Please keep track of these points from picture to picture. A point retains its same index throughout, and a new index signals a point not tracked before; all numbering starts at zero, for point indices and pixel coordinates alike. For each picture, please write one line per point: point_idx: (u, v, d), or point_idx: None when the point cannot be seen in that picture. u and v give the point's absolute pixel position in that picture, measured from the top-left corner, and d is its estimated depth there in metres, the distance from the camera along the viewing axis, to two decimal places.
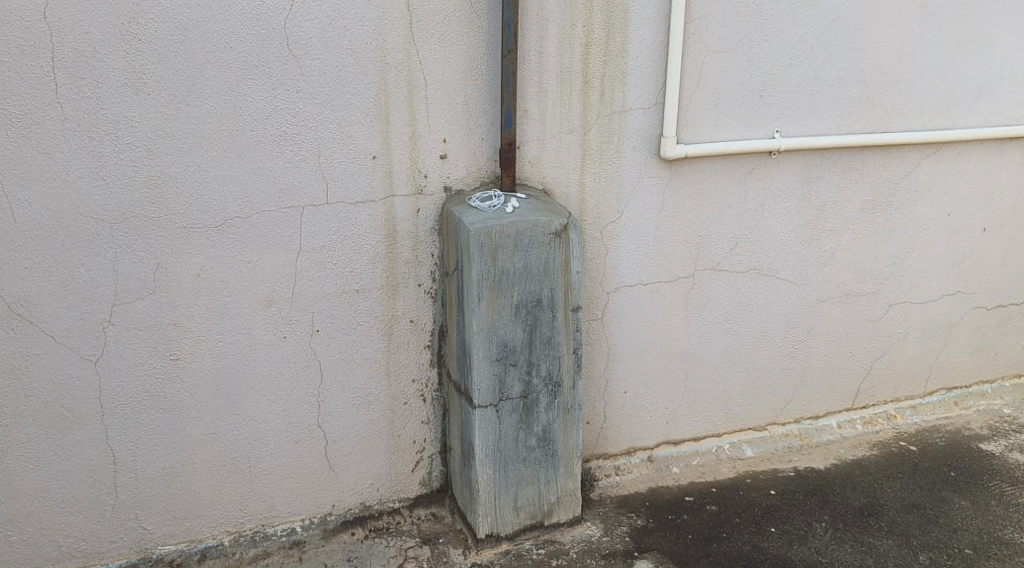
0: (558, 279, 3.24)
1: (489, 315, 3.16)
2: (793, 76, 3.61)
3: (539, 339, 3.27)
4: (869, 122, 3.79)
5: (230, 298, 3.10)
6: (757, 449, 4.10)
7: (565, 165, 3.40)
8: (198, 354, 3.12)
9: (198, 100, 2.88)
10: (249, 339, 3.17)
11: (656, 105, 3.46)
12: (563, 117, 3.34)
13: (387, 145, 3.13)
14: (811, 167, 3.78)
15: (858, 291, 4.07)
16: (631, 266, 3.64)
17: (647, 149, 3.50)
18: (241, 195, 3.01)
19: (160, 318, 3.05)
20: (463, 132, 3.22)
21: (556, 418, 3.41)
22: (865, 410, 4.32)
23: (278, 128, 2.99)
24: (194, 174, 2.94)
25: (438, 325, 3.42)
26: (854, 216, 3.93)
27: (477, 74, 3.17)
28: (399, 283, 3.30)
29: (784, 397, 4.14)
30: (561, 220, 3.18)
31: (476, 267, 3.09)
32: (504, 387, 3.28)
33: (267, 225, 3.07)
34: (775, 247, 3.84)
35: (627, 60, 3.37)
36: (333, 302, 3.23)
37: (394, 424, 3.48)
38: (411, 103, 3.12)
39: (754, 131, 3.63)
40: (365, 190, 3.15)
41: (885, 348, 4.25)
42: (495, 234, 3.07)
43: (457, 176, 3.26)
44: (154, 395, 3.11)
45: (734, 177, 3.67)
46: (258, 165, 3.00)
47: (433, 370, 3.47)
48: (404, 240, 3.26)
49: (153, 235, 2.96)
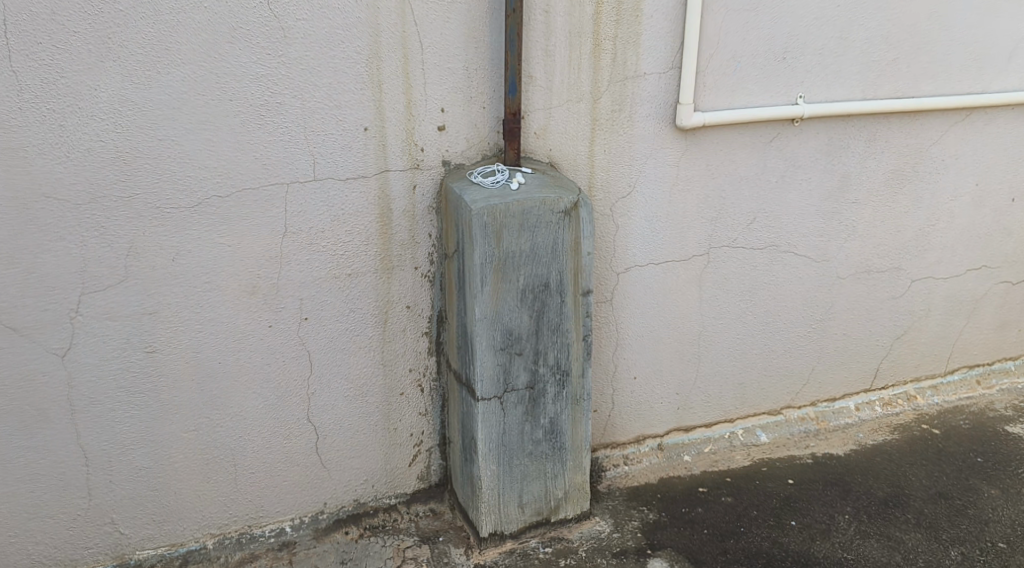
0: (566, 261, 2.98)
1: (492, 301, 2.91)
2: (818, 36, 3.33)
3: (547, 325, 3.03)
4: (897, 87, 3.53)
5: (210, 285, 2.82)
6: (772, 435, 3.89)
7: (573, 136, 3.12)
8: (176, 346, 2.85)
9: (170, 67, 2.58)
10: (232, 328, 2.90)
11: (672, 69, 3.18)
12: (571, 83, 3.05)
13: (380, 115, 2.84)
14: (835, 134, 3.51)
15: (880, 267, 3.84)
16: (643, 244, 3.39)
17: (662, 117, 3.23)
18: (220, 172, 2.72)
19: (134, 308, 2.76)
20: (462, 101, 2.93)
21: (564, 409, 3.17)
22: (883, 391, 4.11)
23: (260, 97, 2.69)
24: (168, 149, 2.65)
25: (436, 311, 3.17)
26: (878, 187, 3.68)
27: (478, 36, 2.87)
28: (393, 266, 3.04)
29: (801, 379, 3.92)
30: (571, 197, 2.91)
31: (479, 250, 2.83)
32: (509, 377, 3.04)
33: (251, 204, 2.78)
34: (795, 221, 3.59)
35: (641, 21, 3.08)
36: (323, 288, 2.97)
37: (390, 417, 3.24)
38: (406, 69, 2.82)
39: (776, 97, 3.36)
40: (357, 165, 2.87)
41: (906, 326, 4.03)
42: (500, 212, 2.82)
43: (456, 148, 2.98)
44: (129, 390, 2.84)
45: (753, 146, 3.40)
46: (239, 138, 2.71)
47: (432, 358, 3.24)
48: (399, 219, 2.99)
49: (125, 217, 2.67)
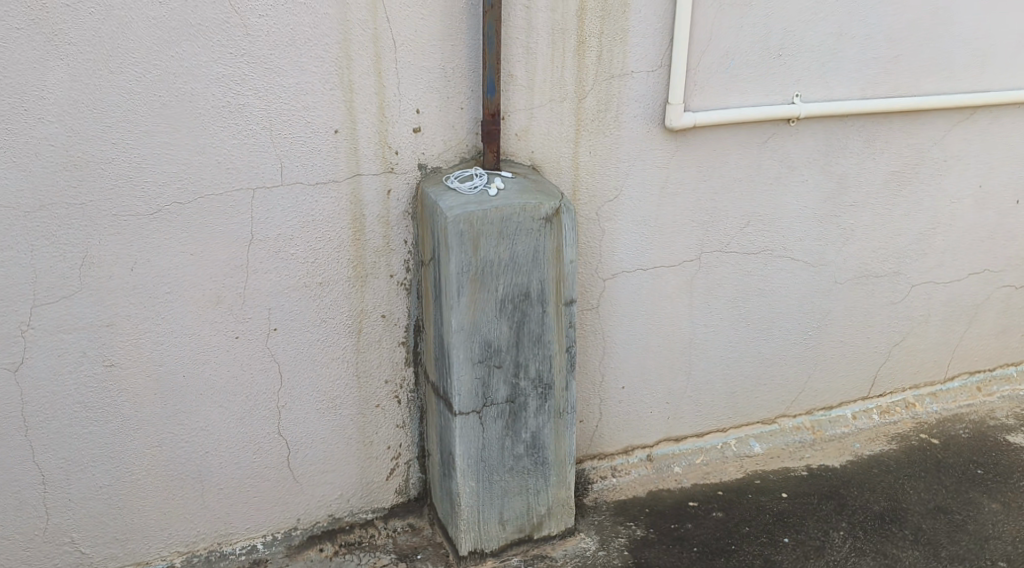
0: (548, 270, 2.84)
1: (469, 312, 2.77)
2: (815, 33, 3.17)
3: (528, 337, 2.89)
4: (898, 85, 3.37)
5: (172, 295, 2.68)
6: (766, 445, 3.76)
7: (557, 138, 2.97)
8: (136, 358, 2.71)
9: (125, 66, 2.43)
10: (196, 340, 2.76)
11: (661, 67, 3.02)
12: (554, 82, 2.90)
13: (351, 117, 2.69)
14: (833, 135, 3.36)
15: (878, 272, 3.70)
16: (630, 250, 3.25)
17: (651, 118, 3.07)
18: (180, 177, 2.57)
19: (90, 320, 2.62)
20: (439, 101, 2.78)
21: (547, 423, 3.04)
22: (881, 399, 3.97)
23: (222, 98, 2.54)
24: (124, 153, 2.50)
25: (413, 320, 3.04)
26: (877, 189, 3.53)
27: (454, 33, 2.72)
28: (367, 274, 2.90)
29: (796, 387, 3.79)
30: (553, 203, 2.77)
31: (455, 259, 2.69)
32: (488, 390, 2.90)
33: (214, 210, 2.64)
34: (790, 225, 3.45)
35: (629, 17, 2.92)
36: (292, 297, 2.82)
37: (365, 430, 3.11)
38: (378, 68, 2.67)
39: (771, 96, 3.20)
40: (327, 169, 2.72)
41: (905, 332, 3.88)
42: (477, 219, 2.67)
43: (432, 151, 2.83)
44: (87, 405, 2.71)
45: (747, 147, 3.25)
46: (199, 141, 2.56)
47: (409, 369, 3.10)
48: (372, 225, 2.84)
49: (79, 225, 2.53)
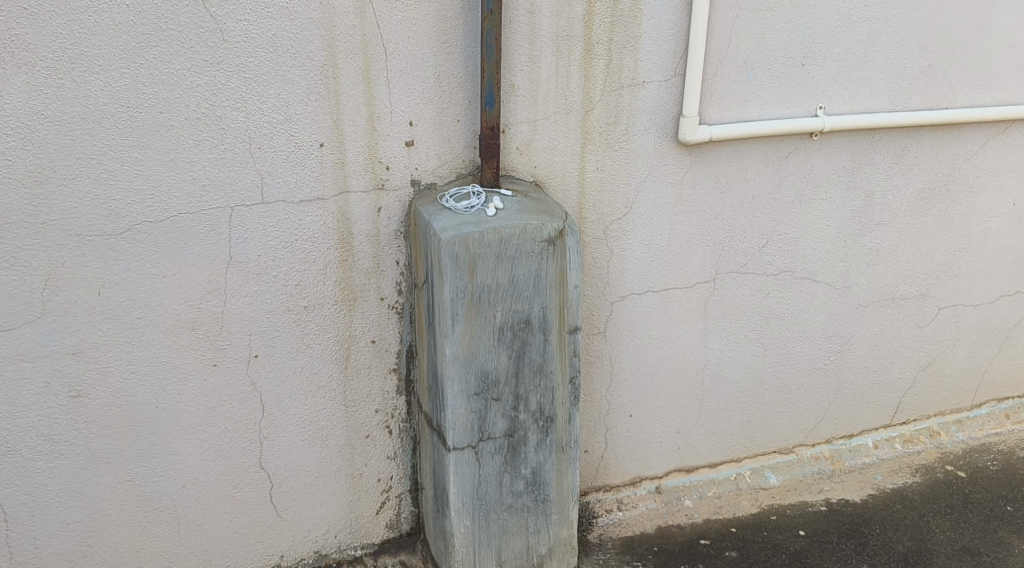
0: (551, 297, 2.63)
1: (465, 341, 2.56)
2: (841, 40, 2.94)
3: (528, 367, 2.68)
4: (930, 96, 3.14)
5: (143, 321, 2.48)
6: (782, 477, 3.54)
7: (561, 152, 2.76)
8: (105, 388, 2.51)
9: (88, 75, 2.23)
10: (170, 369, 2.56)
11: (676, 77, 2.80)
12: (559, 93, 2.68)
13: (338, 130, 2.49)
14: (858, 149, 3.14)
15: (904, 294, 3.47)
16: (640, 271, 3.03)
17: (663, 131, 2.86)
18: (151, 194, 2.37)
19: (54, 348, 2.43)
20: (434, 113, 2.57)
21: (548, 459, 2.82)
22: (905, 427, 3.74)
23: (196, 109, 2.34)
24: (89, 168, 2.30)
25: (406, 346, 2.83)
26: (904, 207, 3.30)
27: (451, 40, 2.51)
28: (356, 298, 2.70)
29: (814, 415, 3.57)
30: (556, 225, 2.56)
31: (449, 284, 2.48)
32: (485, 424, 2.69)
33: (188, 230, 2.44)
34: (811, 245, 3.23)
35: (640, 23, 2.70)
36: (275, 322, 2.62)
37: (354, 462, 2.90)
38: (367, 77, 2.46)
39: (793, 108, 2.98)
40: (312, 186, 2.52)
41: (931, 358, 3.65)
42: (473, 242, 2.46)
43: (427, 167, 2.62)
44: (52, 438, 2.51)
45: (766, 162, 3.03)
46: (172, 156, 2.36)
47: (401, 398, 2.89)
48: (361, 246, 2.64)
49: (40, 246, 2.33)
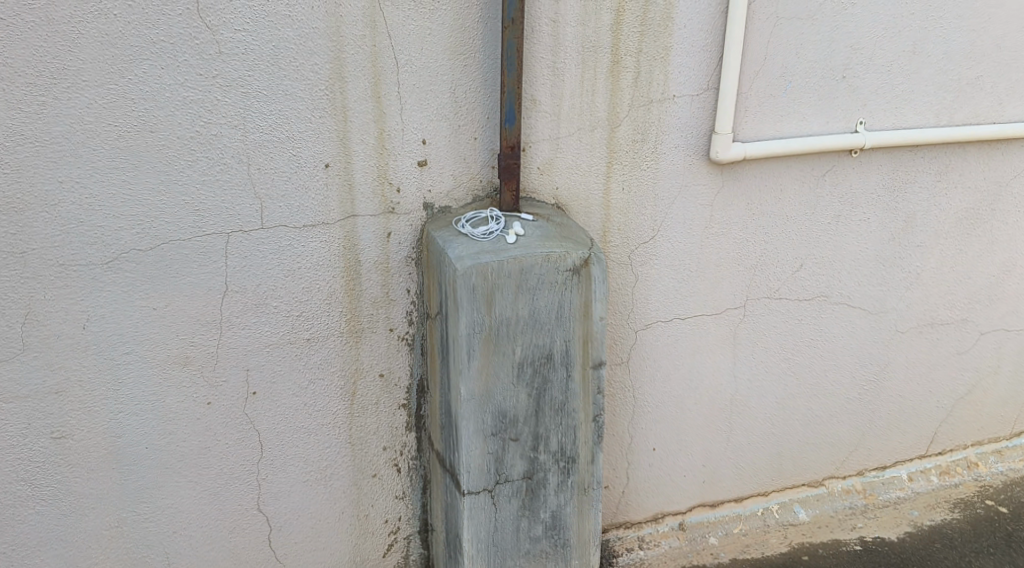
0: (574, 330, 2.42)
1: (481, 378, 2.36)
2: (885, 51, 2.74)
3: (549, 405, 2.47)
4: (977, 110, 2.93)
5: (131, 356, 2.28)
6: (813, 512, 3.33)
7: (585, 171, 2.55)
8: (91, 429, 2.31)
9: (71, 91, 2.03)
10: (160, 407, 2.35)
11: (709, 90, 2.60)
12: (584, 108, 2.48)
13: (344, 149, 2.28)
14: (900, 166, 2.93)
15: (944, 319, 3.27)
16: (667, 298, 2.83)
17: (695, 148, 2.65)
18: (140, 220, 2.17)
19: (35, 387, 2.23)
20: (449, 131, 2.37)
21: (568, 501, 2.62)
22: (941, 458, 3.54)
23: (190, 128, 2.13)
24: (72, 192, 2.10)
25: (416, 379, 2.63)
26: (947, 227, 3.09)
27: (468, 52, 2.30)
28: (363, 329, 2.49)
29: (847, 446, 3.37)
30: (581, 253, 2.35)
31: (465, 318, 2.28)
32: (502, 466, 2.49)
33: (181, 259, 2.24)
34: (848, 268, 3.03)
35: (672, 33, 2.49)
36: (274, 356, 2.42)
37: (359, 503, 2.69)
38: (376, 92, 2.26)
39: (833, 123, 2.77)
40: (316, 210, 2.31)
41: (970, 385, 3.45)
42: (492, 272, 2.26)
43: (441, 188, 2.42)
44: (33, 483, 2.31)
45: (803, 181, 2.83)
46: (163, 178, 2.15)
47: (411, 434, 2.69)
48: (369, 273, 2.43)
49: (18, 277, 2.13)
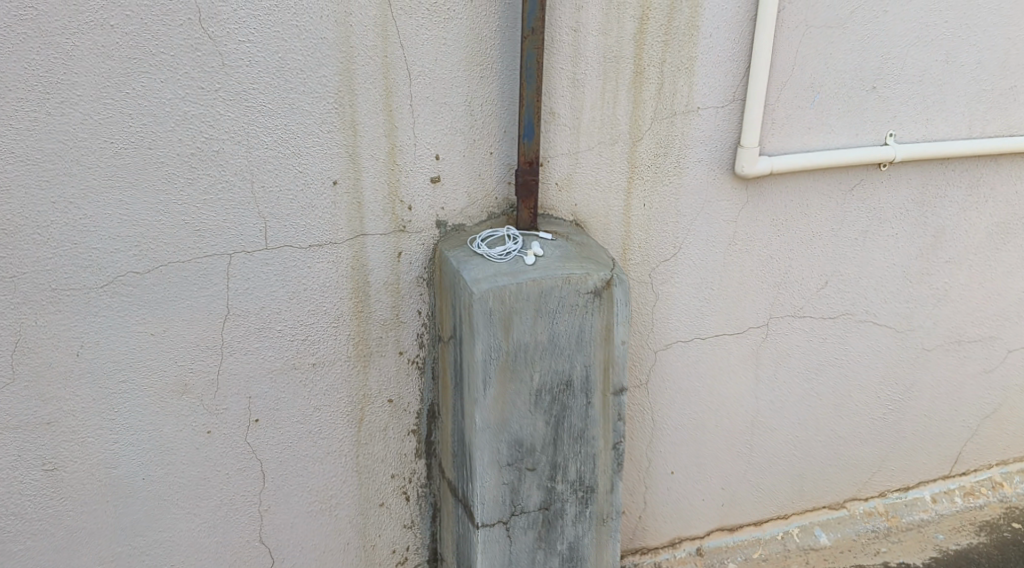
0: (595, 355, 2.30)
1: (497, 406, 2.24)
2: (918, 61, 2.62)
3: (568, 433, 2.35)
4: (1010, 122, 2.81)
5: (127, 384, 2.15)
6: (834, 535, 3.20)
7: (604, 187, 2.43)
8: (84, 461, 2.18)
9: (64, 106, 1.91)
10: (158, 437, 2.23)
11: (735, 102, 2.48)
12: (604, 121, 2.36)
13: (354, 166, 2.16)
14: (930, 180, 2.81)
15: (972, 337, 3.15)
16: (687, 317, 2.71)
17: (719, 162, 2.53)
18: (137, 241, 2.04)
19: (25, 418, 2.10)
20: (464, 145, 2.24)
21: (586, 532, 2.50)
22: (964, 478, 3.43)
23: (190, 144, 2.01)
24: (64, 213, 1.97)
25: (427, 404, 2.50)
26: (977, 243, 2.98)
27: (485, 63, 2.18)
28: (372, 353, 2.37)
29: (870, 467, 3.25)
30: (603, 274, 2.23)
31: (481, 344, 2.16)
32: (518, 497, 2.36)
33: (180, 281, 2.11)
34: (875, 285, 2.91)
35: (697, 42, 2.37)
36: (278, 382, 2.30)
37: (366, 532, 2.57)
38: (388, 105, 2.13)
39: (862, 136, 2.65)
40: (323, 229, 2.19)
41: (997, 404, 3.33)
42: (510, 295, 2.14)
43: (454, 206, 2.30)
44: (22, 518, 2.18)
45: (830, 196, 2.71)
46: (162, 198, 2.03)
47: (421, 461, 2.56)
48: (378, 295, 2.31)
49: (7, 302, 2.00)
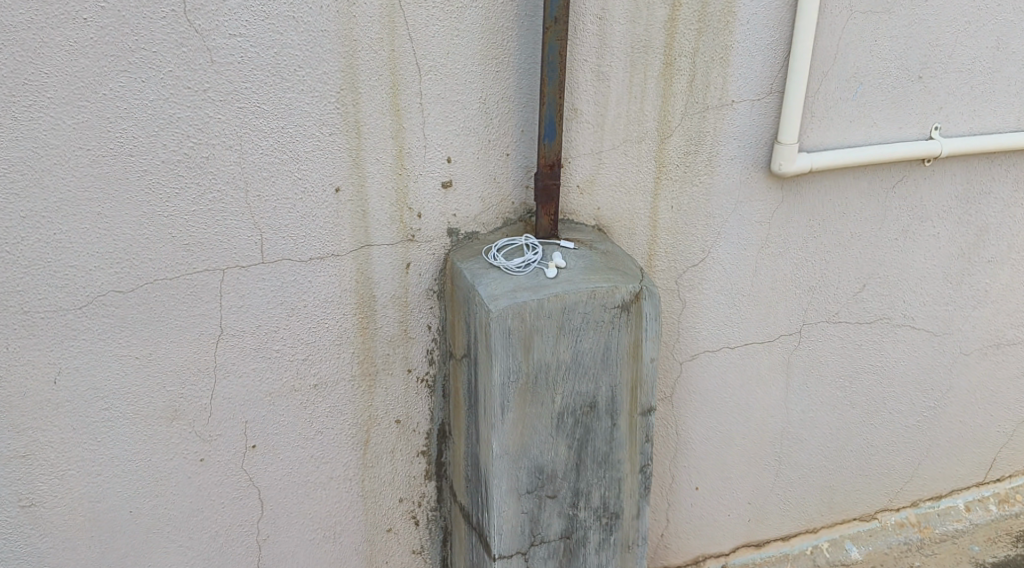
0: (621, 374, 2.11)
1: (517, 432, 2.05)
2: (968, 48, 2.41)
3: (592, 457, 2.17)
4: None
5: (110, 412, 1.96)
6: (865, 549, 3.04)
7: (630, 189, 2.23)
8: (65, 495, 2.00)
9: (34, 109, 1.70)
10: (146, 467, 2.04)
11: (771, 94, 2.27)
12: (630, 118, 2.16)
13: (357, 170, 1.95)
14: (974, 175, 2.62)
15: (1012, 339, 2.97)
16: (716, 325, 2.52)
17: (753, 160, 2.33)
18: (119, 257, 1.85)
19: None
20: (478, 146, 2.04)
21: (610, 560, 2.32)
22: (999, 485, 3.26)
23: (176, 150, 1.80)
24: (36, 228, 1.77)
25: (437, 424, 2.31)
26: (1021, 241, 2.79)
27: (502, 56, 1.98)
28: (378, 371, 2.18)
29: (902, 476, 3.08)
30: (631, 287, 2.04)
31: (499, 366, 1.96)
32: (538, 526, 2.18)
33: (167, 300, 1.92)
34: (914, 288, 2.72)
35: (733, 30, 2.16)
36: (277, 405, 2.10)
37: (373, 560, 2.39)
38: (395, 104, 1.93)
39: (906, 129, 2.45)
40: (324, 241, 1.99)
41: None
42: (531, 313, 1.94)
43: (468, 212, 2.09)
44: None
45: (870, 193, 2.51)
46: (145, 209, 1.83)
47: (431, 484, 2.38)
48: (385, 310, 2.11)
49: None
